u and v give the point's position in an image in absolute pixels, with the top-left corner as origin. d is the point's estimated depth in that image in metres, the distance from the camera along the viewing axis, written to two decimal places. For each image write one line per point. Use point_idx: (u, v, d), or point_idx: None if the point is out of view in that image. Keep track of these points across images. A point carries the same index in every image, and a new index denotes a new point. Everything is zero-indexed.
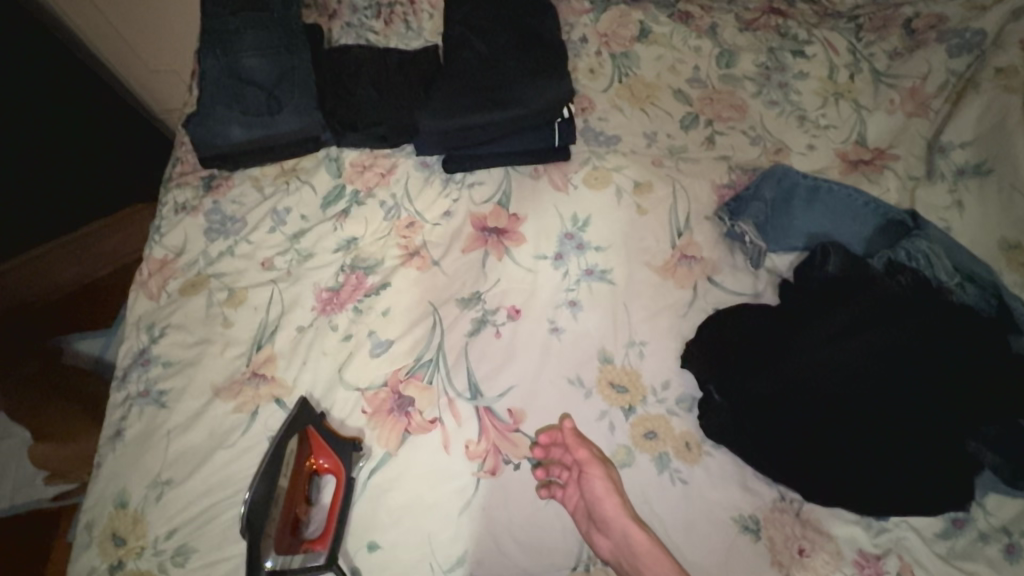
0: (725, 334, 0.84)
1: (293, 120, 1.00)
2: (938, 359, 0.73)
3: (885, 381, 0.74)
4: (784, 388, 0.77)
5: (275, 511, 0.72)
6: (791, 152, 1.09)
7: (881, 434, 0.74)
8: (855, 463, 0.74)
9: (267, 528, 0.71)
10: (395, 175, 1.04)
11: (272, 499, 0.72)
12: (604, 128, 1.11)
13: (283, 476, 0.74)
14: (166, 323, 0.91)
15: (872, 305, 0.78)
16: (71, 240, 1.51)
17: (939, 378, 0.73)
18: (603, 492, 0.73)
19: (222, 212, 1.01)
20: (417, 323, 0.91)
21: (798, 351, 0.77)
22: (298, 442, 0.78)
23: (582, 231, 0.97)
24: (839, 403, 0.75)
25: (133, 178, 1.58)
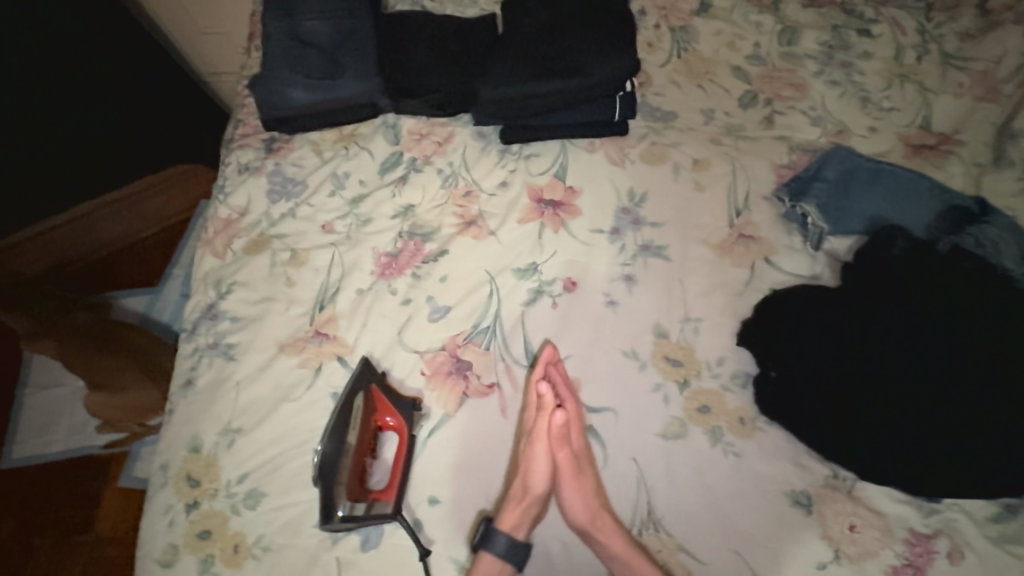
0: (765, 311, 0.86)
1: (354, 84, 1.03)
2: (971, 346, 0.75)
3: (937, 366, 0.75)
4: (834, 369, 0.79)
5: (346, 461, 0.76)
6: (852, 134, 1.07)
7: (934, 421, 0.74)
8: (883, 435, 0.75)
9: (337, 477, 0.74)
10: (452, 144, 1.05)
11: (343, 451, 0.76)
12: (661, 103, 1.10)
13: (352, 431, 0.78)
14: (232, 280, 0.94)
15: (922, 293, 0.80)
16: (120, 198, 1.55)
17: (991, 367, 0.74)
18: (577, 495, 0.72)
19: (283, 174, 1.03)
20: (474, 291, 0.93)
21: (848, 334, 0.80)
22: (364, 399, 0.81)
23: (638, 206, 0.97)
24: (866, 376, 0.77)
25: (178, 147, 1.58)
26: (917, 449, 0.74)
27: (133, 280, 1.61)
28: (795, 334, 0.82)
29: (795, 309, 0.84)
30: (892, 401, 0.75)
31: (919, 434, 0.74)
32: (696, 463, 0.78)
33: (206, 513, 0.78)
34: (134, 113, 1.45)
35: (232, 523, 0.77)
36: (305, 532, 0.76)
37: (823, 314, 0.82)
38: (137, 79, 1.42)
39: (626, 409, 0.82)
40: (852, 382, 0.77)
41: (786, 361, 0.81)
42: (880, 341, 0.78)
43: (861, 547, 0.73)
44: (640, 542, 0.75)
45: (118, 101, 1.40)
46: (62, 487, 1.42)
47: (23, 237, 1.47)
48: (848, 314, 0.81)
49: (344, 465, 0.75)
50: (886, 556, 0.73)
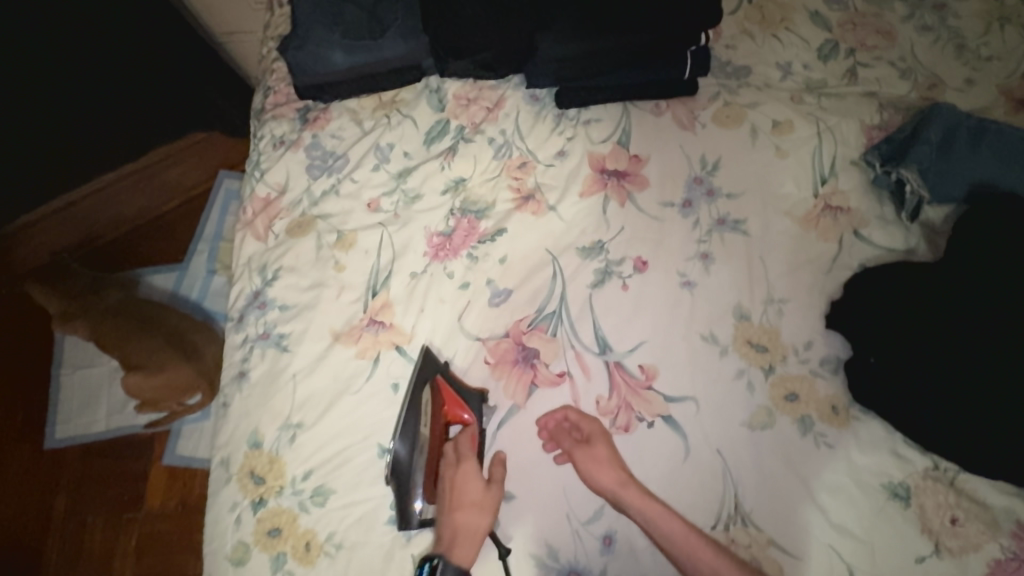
0: (855, 308, 0.78)
1: (398, 45, 0.92)
2: None
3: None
4: (950, 364, 0.71)
5: (421, 461, 0.74)
6: (946, 87, 0.96)
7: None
8: (1005, 445, 0.68)
9: (416, 479, 0.73)
10: (503, 109, 0.96)
11: (415, 450, 0.74)
12: (732, 57, 0.99)
13: (424, 428, 0.75)
14: (278, 265, 0.88)
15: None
16: (141, 166, 1.51)
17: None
18: (611, 460, 0.73)
19: (322, 147, 0.95)
20: (536, 272, 0.87)
21: (962, 326, 0.72)
22: (431, 393, 0.77)
23: (712, 175, 0.89)
24: (978, 382, 0.69)
25: (192, 114, 1.46)
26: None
27: (158, 257, 1.53)
28: (901, 327, 0.74)
29: (897, 290, 0.77)
30: (1022, 401, 0.67)
31: None
32: (789, 455, 0.74)
33: (273, 510, 0.76)
34: (141, 84, 1.33)
35: (302, 520, 0.75)
36: (378, 529, 0.74)
37: (932, 303, 0.74)
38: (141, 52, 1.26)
39: (710, 400, 0.77)
40: (962, 387, 0.70)
41: (892, 356, 0.74)
42: (998, 333, 0.70)
43: (964, 540, 0.69)
44: (728, 537, 0.71)
45: (118, 74, 1.28)
46: (106, 468, 1.41)
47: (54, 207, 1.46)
48: (965, 301, 0.73)
49: (417, 467, 0.74)
50: (990, 549, 0.69)
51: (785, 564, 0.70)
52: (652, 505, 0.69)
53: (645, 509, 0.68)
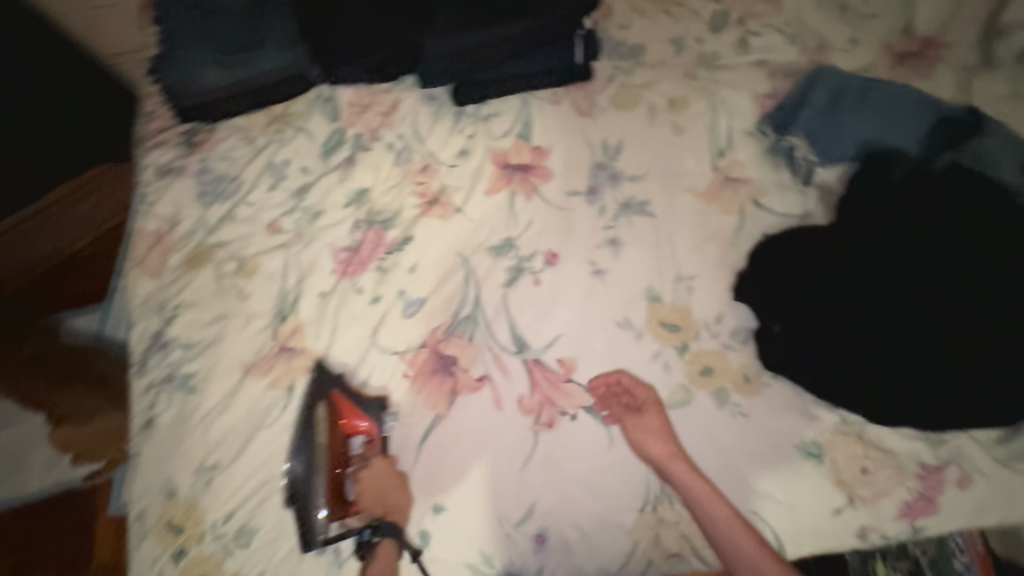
0: (767, 280, 0.78)
1: (275, 57, 0.88)
2: (991, 282, 0.70)
3: (965, 298, 0.71)
4: (857, 327, 0.73)
5: (319, 479, 0.73)
6: (832, 49, 0.98)
7: (976, 355, 0.69)
8: (914, 391, 0.71)
9: (314, 498, 0.72)
10: (400, 113, 0.93)
11: (314, 468, 0.73)
12: (626, 37, 0.98)
13: (320, 443, 0.74)
14: (177, 302, 0.84)
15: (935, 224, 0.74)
16: (42, 208, 1.26)
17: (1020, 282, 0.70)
18: (659, 431, 0.73)
19: (212, 171, 0.90)
20: (449, 277, 0.85)
21: (864, 289, 0.73)
22: (326, 409, 0.77)
23: (614, 159, 0.89)
24: (887, 336, 0.71)
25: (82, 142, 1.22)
26: (960, 389, 0.70)
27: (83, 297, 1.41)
28: (808, 299, 0.76)
29: (793, 256, 0.78)
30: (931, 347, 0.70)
31: (951, 383, 0.70)
32: (709, 428, 0.75)
33: (196, 558, 0.73)
34: (60, 115, 1.17)
35: (228, 564, 0.72)
36: (308, 561, 0.72)
37: (834, 270, 0.75)
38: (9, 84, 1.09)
39: (629, 384, 0.78)
40: (872, 344, 0.72)
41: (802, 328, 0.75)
42: (903, 286, 0.72)
43: (875, 488, 0.73)
44: (657, 517, 0.73)
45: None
46: (46, 528, 1.33)
47: None
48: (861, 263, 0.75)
49: (316, 485, 0.72)
50: (898, 493, 0.73)
51: None
52: (701, 484, 0.70)
53: (690, 483, 0.70)
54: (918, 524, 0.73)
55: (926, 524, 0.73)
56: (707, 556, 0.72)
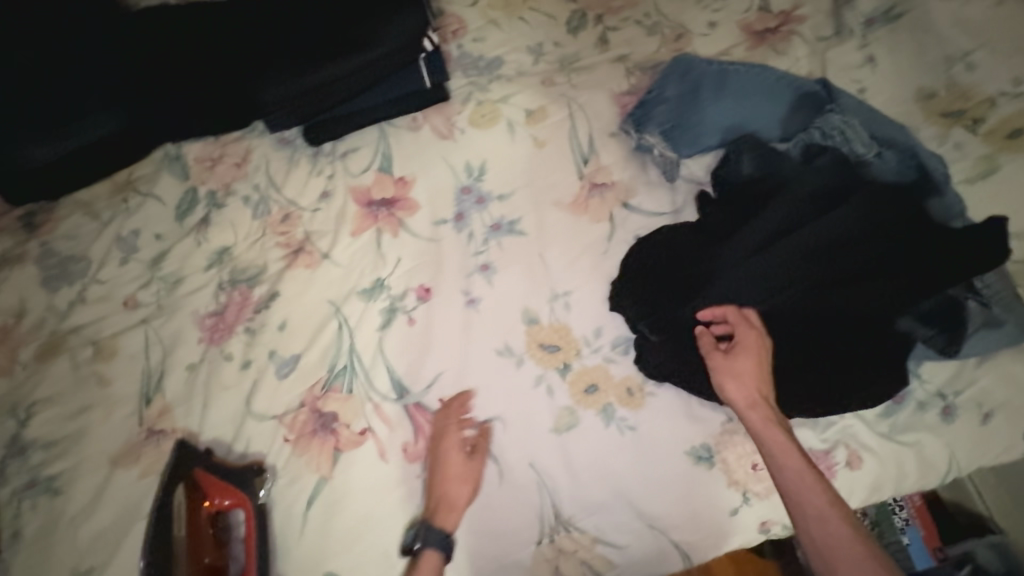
0: (638, 293, 0.76)
1: (110, 124, 0.84)
2: (847, 267, 0.70)
3: (826, 281, 0.70)
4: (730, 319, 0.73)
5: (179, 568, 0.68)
6: (692, 35, 0.97)
7: (837, 338, 0.69)
8: (787, 388, 0.71)
9: None
10: (252, 163, 0.88)
11: (172, 550, 0.68)
12: (483, 50, 0.95)
13: (178, 528, 0.69)
14: (32, 400, 0.78)
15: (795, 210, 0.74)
16: None
17: (878, 259, 0.70)
18: (748, 375, 0.69)
19: (57, 254, 0.84)
20: (321, 329, 0.81)
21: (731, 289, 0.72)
22: (186, 489, 0.72)
23: (479, 181, 0.86)
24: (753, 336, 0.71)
25: None
26: (832, 376, 0.70)
27: None
28: (683, 304, 0.74)
29: (659, 262, 0.77)
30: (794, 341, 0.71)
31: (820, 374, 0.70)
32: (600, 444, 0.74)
33: None
34: None
35: None
36: None
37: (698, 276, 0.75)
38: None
39: (513, 414, 0.76)
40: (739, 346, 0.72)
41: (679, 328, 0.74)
42: (764, 284, 0.72)
43: (768, 482, 0.73)
44: (555, 548, 0.71)
45: None
46: None
47: None
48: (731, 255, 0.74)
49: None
50: None
51: (613, 555, 0.72)
52: (776, 435, 0.66)
53: (767, 433, 0.67)
54: None
55: None
56: None
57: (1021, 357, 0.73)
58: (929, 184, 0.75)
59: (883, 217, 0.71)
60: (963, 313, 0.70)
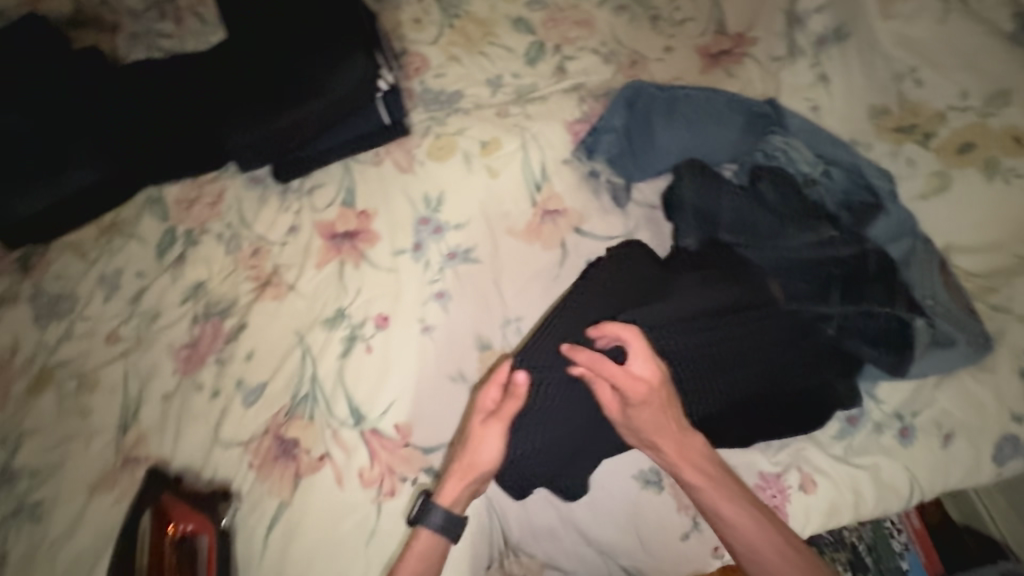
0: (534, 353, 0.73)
1: (86, 174, 0.88)
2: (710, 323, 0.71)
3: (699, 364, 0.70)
4: (606, 413, 0.72)
5: None
6: (647, 61, 0.99)
7: (789, 367, 0.70)
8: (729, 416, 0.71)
9: None
10: (225, 201, 0.94)
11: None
12: (443, 86, 0.99)
13: (142, 556, 0.73)
14: (18, 432, 0.83)
15: (710, 266, 0.75)
16: None
17: (755, 331, 0.71)
18: (654, 421, 0.64)
19: (47, 293, 0.90)
20: (287, 358, 0.85)
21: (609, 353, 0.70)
22: (154, 514, 0.76)
23: (437, 211, 0.89)
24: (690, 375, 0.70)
25: None
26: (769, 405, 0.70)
27: None
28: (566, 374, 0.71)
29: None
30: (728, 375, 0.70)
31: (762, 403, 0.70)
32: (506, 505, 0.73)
33: None
34: None
35: None
36: None
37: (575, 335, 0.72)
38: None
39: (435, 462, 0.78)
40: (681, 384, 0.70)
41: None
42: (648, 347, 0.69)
43: None
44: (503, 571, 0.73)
45: None
46: None
47: None
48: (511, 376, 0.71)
49: None
50: None
51: None
52: (692, 475, 0.64)
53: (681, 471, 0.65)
54: None
55: None
56: None
57: (979, 377, 0.72)
58: (874, 205, 0.75)
59: (720, 294, 0.72)
60: (911, 334, 0.70)
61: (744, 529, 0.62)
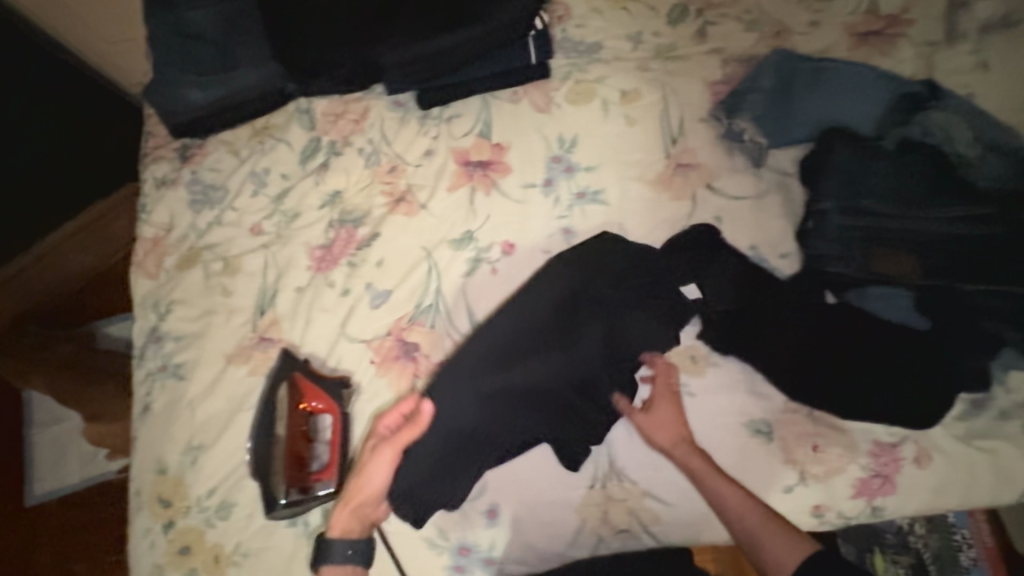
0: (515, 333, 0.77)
1: (252, 73, 0.95)
2: (754, 306, 0.76)
3: (624, 368, 0.76)
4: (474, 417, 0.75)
5: (278, 453, 0.77)
6: (791, 34, 0.97)
7: (920, 340, 0.71)
8: (843, 375, 0.72)
9: (273, 468, 0.77)
10: (369, 120, 0.99)
11: (273, 443, 0.78)
12: (583, 36, 1.00)
13: (280, 423, 0.79)
14: (169, 300, 0.92)
15: (856, 231, 0.75)
16: (80, 227, 1.37)
17: (787, 325, 0.75)
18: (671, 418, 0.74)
19: (202, 181, 0.99)
20: (413, 270, 0.90)
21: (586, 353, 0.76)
22: (288, 389, 0.81)
23: (569, 152, 0.92)
24: (805, 332, 0.74)
25: (82, 170, 1.33)
26: (888, 371, 0.71)
27: (94, 312, 1.45)
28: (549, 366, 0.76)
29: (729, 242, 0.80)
30: (839, 340, 0.73)
31: (881, 367, 0.71)
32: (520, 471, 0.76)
33: (183, 529, 0.80)
34: (73, 144, 1.29)
35: (209, 535, 0.79)
36: (280, 531, 0.79)
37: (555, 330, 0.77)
38: (52, 101, 1.23)
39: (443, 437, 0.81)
40: (793, 340, 0.74)
41: (745, 328, 0.76)
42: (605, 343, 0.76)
43: (827, 466, 0.73)
44: (605, 494, 0.75)
45: (42, 166, 1.25)
46: (78, 518, 1.36)
47: (27, 264, 1.32)
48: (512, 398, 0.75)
49: (276, 457, 0.77)
50: (852, 471, 0.73)
51: (660, 511, 0.74)
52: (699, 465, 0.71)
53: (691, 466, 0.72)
54: (876, 503, 0.72)
55: (885, 503, 0.72)
56: (656, 532, 0.75)
57: None
58: None
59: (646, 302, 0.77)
60: None
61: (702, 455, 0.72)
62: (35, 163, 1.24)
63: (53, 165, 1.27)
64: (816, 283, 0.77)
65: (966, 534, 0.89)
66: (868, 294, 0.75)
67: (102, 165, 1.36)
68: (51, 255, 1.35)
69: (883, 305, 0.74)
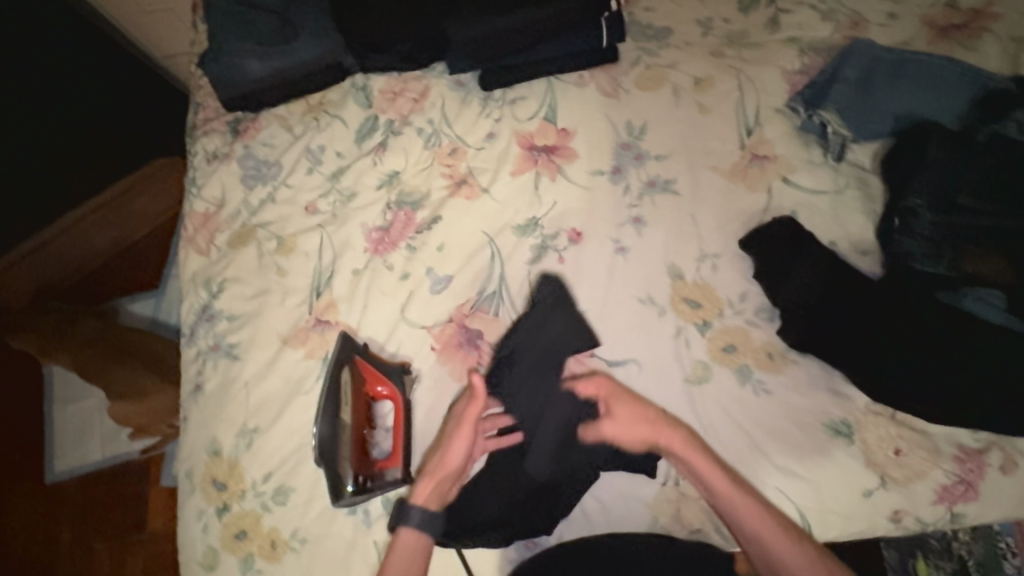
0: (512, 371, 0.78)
1: (313, 45, 0.94)
2: (844, 298, 0.75)
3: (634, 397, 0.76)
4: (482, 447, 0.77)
5: (345, 437, 0.76)
6: (869, 24, 0.93)
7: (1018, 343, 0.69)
8: (933, 380, 0.70)
9: (340, 453, 0.75)
10: (429, 99, 0.96)
11: (340, 428, 0.76)
12: (652, 20, 0.97)
13: (345, 407, 0.77)
14: (222, 277, 0.90)
15: (948, 233, 0.73)
16: (105, 200, 1.33)
17: (873, 325, 0.73)
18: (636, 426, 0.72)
19: (255, 157, 0.96)
20: (474, 255, 0.87)
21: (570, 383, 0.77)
22: (352, 373, 0.79)
23: (639, 139, 0.89)
24: (897, 331, 0.72)
25: (119, 142, 1.29)
26: (980, 376, 0.69)
27: (119, 288, 1.40)
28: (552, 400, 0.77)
29: (808, 238, 0.78)
30: (933, 343, 0.71)
31: (975, 372, 0.69)
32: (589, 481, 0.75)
33: (237, 514, 0.78)
34: (112, 118, 1.25)
35: (265, 521, 0.77)
36: (340, 519, 0.77)
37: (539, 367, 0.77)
38: (84, 70, 1.17)
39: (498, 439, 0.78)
40: (884, 337, 0.72)
41: (826, 324, 0.75)
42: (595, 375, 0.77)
43: (908, 470, 0.71)
44: (678, 491, 0.75)
45: (78, 137, 1.21)
46: (97, 499, 1.30)
47: (53, 234, 1.29)
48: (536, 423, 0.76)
49: (344, 442, 0.76)
50: (935, 476, 0.71)
51: None
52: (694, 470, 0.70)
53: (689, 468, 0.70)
54: (957, 510, 0.70)
55: (966, 510, 0.70)
56: (729, 531, 0.74)
57: None
58: None
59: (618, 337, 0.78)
60: None
61: (713, 480, 0.68)
62: (69, 134, 1.19)
63: (89, 137, 1.23)
64: (904, 281, 0.75)
65: (1010, 540, 0.80)
66: (964, 296, 0.73)
67: (139, 137, 1.32)
68: (76, 228, 1.32)
69: (977, 306, 0.73)
